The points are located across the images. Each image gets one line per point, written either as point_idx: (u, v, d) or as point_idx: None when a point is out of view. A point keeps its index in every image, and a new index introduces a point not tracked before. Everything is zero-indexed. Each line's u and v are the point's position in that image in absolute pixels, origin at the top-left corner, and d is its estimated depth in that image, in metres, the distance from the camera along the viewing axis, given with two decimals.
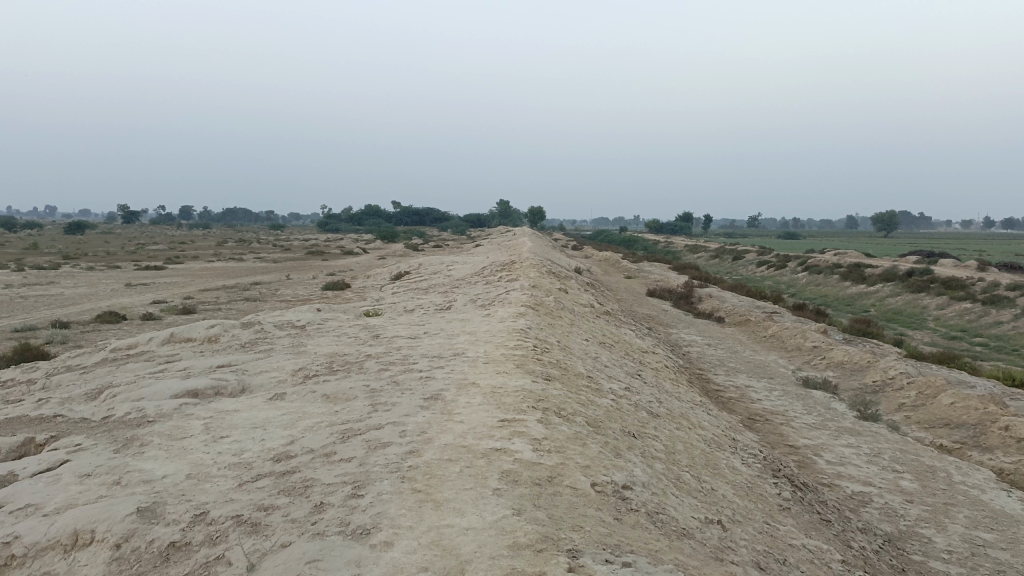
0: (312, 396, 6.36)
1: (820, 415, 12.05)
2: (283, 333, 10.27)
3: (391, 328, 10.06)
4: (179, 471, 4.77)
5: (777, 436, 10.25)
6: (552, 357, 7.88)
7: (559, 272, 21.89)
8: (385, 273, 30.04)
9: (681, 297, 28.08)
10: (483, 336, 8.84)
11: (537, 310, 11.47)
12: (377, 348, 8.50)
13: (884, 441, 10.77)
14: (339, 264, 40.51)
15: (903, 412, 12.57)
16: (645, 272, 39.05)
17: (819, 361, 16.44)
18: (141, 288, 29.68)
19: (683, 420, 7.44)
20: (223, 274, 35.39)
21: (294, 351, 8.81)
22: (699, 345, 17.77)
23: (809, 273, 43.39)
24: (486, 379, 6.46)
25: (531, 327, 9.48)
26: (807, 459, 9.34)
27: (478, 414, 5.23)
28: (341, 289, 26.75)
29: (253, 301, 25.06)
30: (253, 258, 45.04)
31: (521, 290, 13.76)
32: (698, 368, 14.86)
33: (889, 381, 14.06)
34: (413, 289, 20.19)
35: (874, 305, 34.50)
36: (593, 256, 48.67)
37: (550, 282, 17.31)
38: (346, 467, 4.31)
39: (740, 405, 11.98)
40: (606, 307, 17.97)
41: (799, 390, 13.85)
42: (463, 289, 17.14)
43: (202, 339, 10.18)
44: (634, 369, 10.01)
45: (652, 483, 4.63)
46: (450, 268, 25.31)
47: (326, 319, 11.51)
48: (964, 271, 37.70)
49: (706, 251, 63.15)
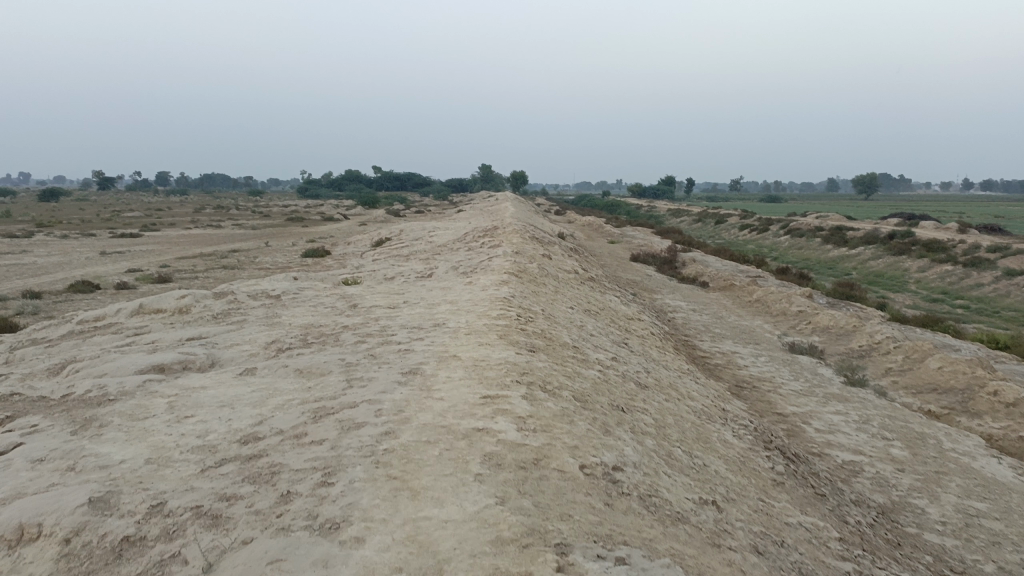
0: (284, 371, 6.03)
1: (808, 381, 11.90)
2: (257, 303, 9.89)
3: (369, 298, 9.71)
4: (137, 455, 4.44)
5: (766, 404, 10.07)
6: (537, 327, 7.58)
7: (542, 237, 21.60)
8: (365, 239, 29.52)
9: (665, 262, 27.88)
10: (465, 305, 8.51)
11: (521, 277, 11.15)
12: (354, 319, 8.16)
13: (873, 408, 10.64)
14: (320, 230, 39.94)
15: (890, 377, 12.46)
16: (629, 236, 38.82)
17: (804, 325, 16.31)
18: (116, 256, 29.03)
19: (672, 391, 7.21)
20: (200, 241, 34.72)
21: (267, 322, 8.45)
22: (684, 311, 17.60)
23: (792, 236, 43.37)
24: (468, 351, 6.15)
25: (515, 295, 9.17)
26: (797, 428, 9.16)
27: (459, 390, 4.94)
28: (321, 256, 26.27)
29: (230, 268, 24.55)
30: (231, 224, 44.29)
31: (504, 257, 13.43)
32: (683, 334, 14.66)
33: (875, 346, 13.95)
34: (394, 256, 19.79)
35: (856, 267, 34.52)
36: (576, 221, 48.37)
37: (533, 247, 16.99)
38: (317, 451, 4.01)
39: (726, 372, 11.81)
40: (591, 273, 17.71)
41: (785, 355, 13.69)
42: (445, 256, 16.78)
43: (172, 310, 9.79)
44: (620, 337, 9.76)
45: (643, 463, 4.37)
46: (432, 234, 24.88)
47: (303, 288, 11.13)
48: (945, 234, 37.79)
49: (689, 214, 62.98)
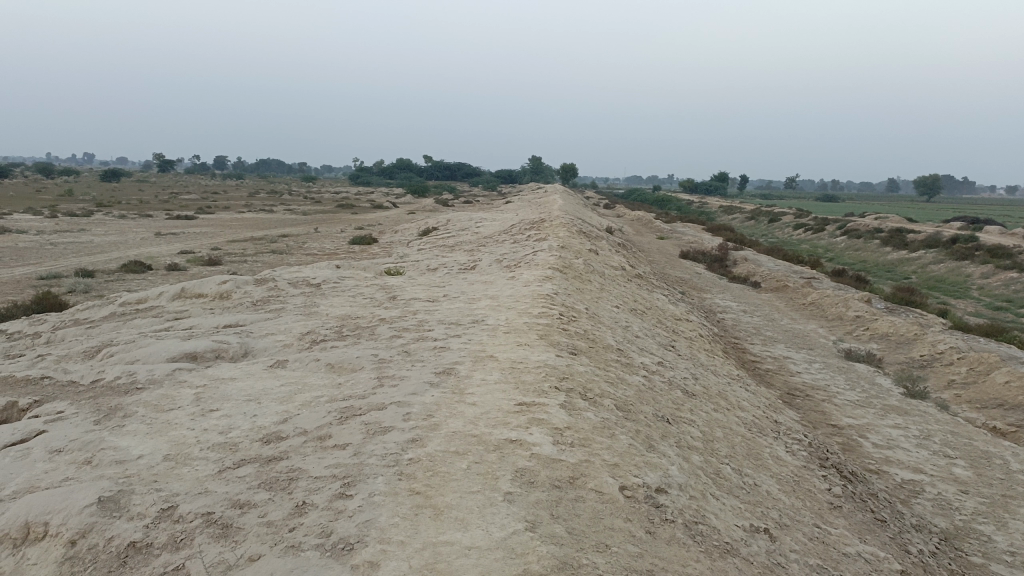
0: (315, 366, 5.82)
1: (864, 392, 11.30)
2: (297, 291, 9.76)
3: (409, 290, 9.49)
4: (155, 452, 4.26)
5: (819, 415, 9.56)
6: (580, 327, 7.24)
7: (589, 231, 21.16)
8: (412, 228, 29.47)
9: (715, 260, 27.19)
10: (505, 301, 8.21)
11: (565, 272, 10.79)
12: (392, 311, 7.94)
13: (934, 423, 10.02)
14: (368, 218, 40.09)
15: (952, 390, 11.77)
16: (678, 232, 38.06)
17: (861, 332, 15.61)
18: (169, 237, 29.54)
19: (721, 400, 6.80)
20: (251, 225, 35.14)
21: (304, 312, 8.30)
22: (734, 312, 17.03)
23: (848, 237, 42.05)
24: (506, 351, 5.86)
25: (558, 292, 8.84)
26: (852, 442, 8.65)
27: (493, 395, 4.65)
28: (367, 243, 26.28)
29: (278, 253, 24.70)
30: (282, 209, 44.77)
31: (549, 251, 13.09)
32: (733, 336, 14.13)
33: (937, 357, 13.23)
34: (439, 246, 19.62)
35: (916, 271, 33.24)
36: (625, 215, 47.70)
37: (580, 242, 16.62)
38: (338, 458, 3.75)
39: (778, 379, 11.30)
40: (638, 269, 17.27)
41: (840, 363, 13.08)
42: (490, 248, 16.51)
43: (213, 295, 9.72)
44: (667, 339, 9.36)
45: (689, 484, 4.02)
46: (479, 225, 24.66)
47: (344, 277, 10.97)
48: (1012, 239, 36.14)
49: (741, 212, 61.64)
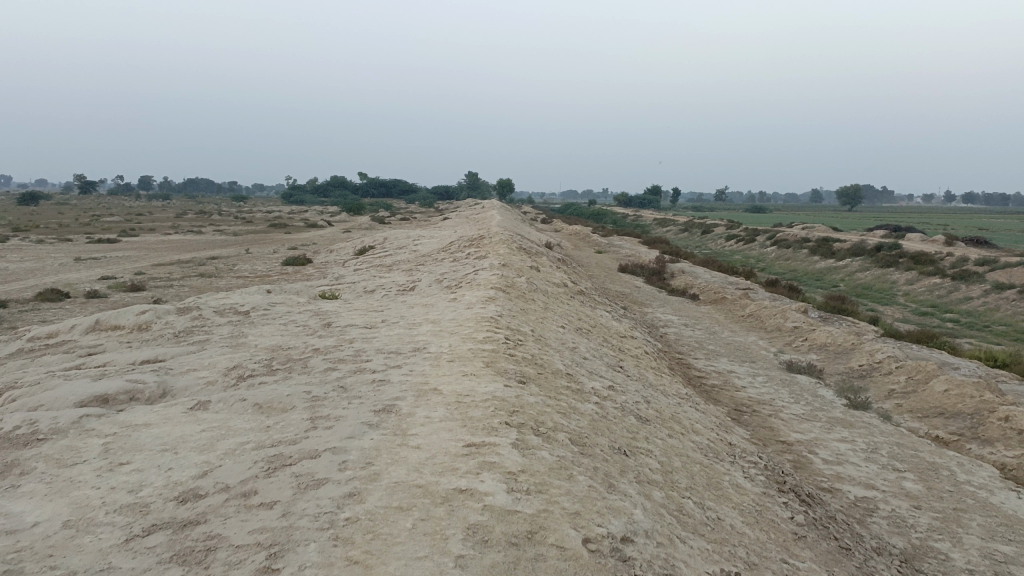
0: (242, 406, 5.32)
1: (809, 404, 11.29)
2: (223, 321, 9.17)
3: (345, 315, 9.00)
4: (53, 517, 3.72)
5: (768, 432, 9.44)
6: (527, 352, 6.90)
7: (529, 247, 20.94)
8: (348, 247, 28.77)
9: (653, 273, 27.33)
10: (448, 326, 7.81)
11: (508, 292, 10.46)
12: (327, 341, 7.46)
13: (880, 435, 10.03)
14: (302, 237, 39.16)
15: (893, 400, 11.88)
16: (616, 246, 38.28)
17: (800, 342, 15.73)
18: (90, 262, 28.11)
19: (675, 424, 6.55)
20: (178, 248, 33.76)
21: (230, 344, 7.74)
22: (676, 326, 16.99)
23: (779, 247, 43.07)
24: (450, 383, 5.46)
25: (502, 314, 8.49)
26: (803, 459, 8.54)
27: (439, 435, 4.26)
28: (301, 264, 25.49)
29: (207, 277, 23.70)
30: (212, 230, 43.33)
31: (491, 270, 12.75)
32: (677, 351, 14.02)
33: (876, 366, 13.38)
34: (376, 266, 19.08)
35: (844, 279, 34.18)
36: (563, 230, 47.85)
37: (520, 259, 16.34)
38: (264, 520, 3.30)
39: (724, 394, 11.19)
40: (579, 285, 17.10)
41: (783, 375, 13.09)
42: (429, 268, 16.09)
43: (131, 327, 9.05)
44: (615, 359, 9.11)
45: (654, 529, 3.71)
46: (417, 242, 24.18)
47: (275, 303, 10.40)
48: (932, 246, 37.57)
49: (675, 224, 62.65)
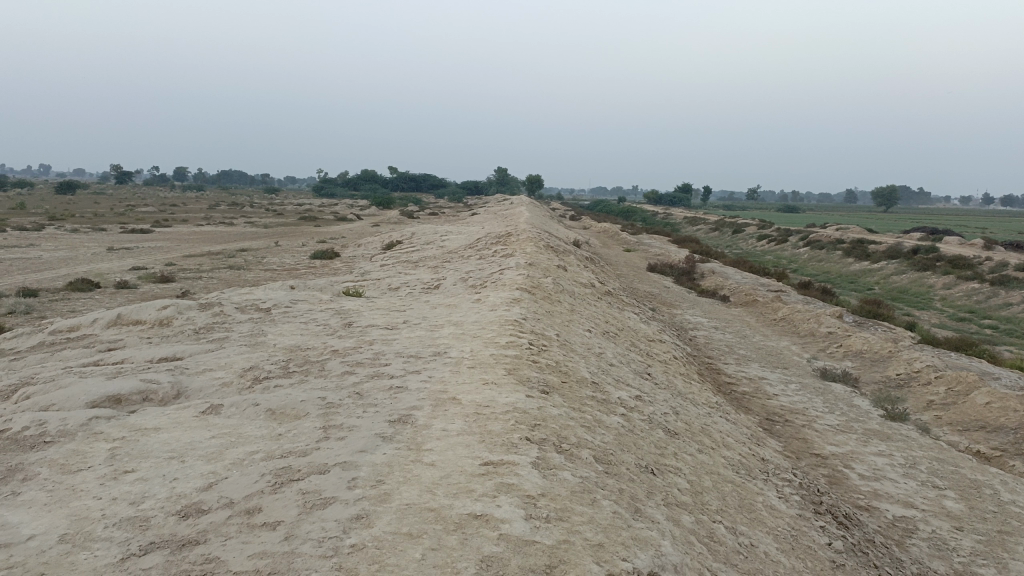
0: (254, 412, 5.14)
1: (843, 415, 10.88)
2: (244, 318, 9.04)
3: (367, 315, 8.81)
4: (51, 529, 3.54)
5: (802, 443, 9.08)
6: (551, 358, 6.64)
7: (556, 246, 20.68)
8: (375, 242, 28.71)
9: (683, 273, 26.87)
10: (471, 329, 7.58)
11: (534, 293, 10.20)
12: (346, 342, 7.27)
13: (918, 449, 9.62)
14: (331, 230, 39.28)
15: (932, 411, 11.42)
16: (645, 244, 37.82)
17: (834, 349, 15.26)
18: (122, 252, 28.39)
19: (704, 437, 6.24)
20: (209, 239, 33.99)
21: (249, 342, 7.60)
22: (706, 328, 16.61)
23: (811, 248, 42.28)
24: (469, 392, 5.23)
25: (526, 316, 8.22)
26: (838, 474, 8.18)
27: (456, 450, 4.04)
28: (328, 258, 25.46)
29: (235, 269, 23.76)
30: (242, 222, 43.63)
31: (516, 269, 12.49)
32: (706, 356, 13.66)
33: (914, 376, 12.90)
34: (402, 262, 18.92)
35: (878, 282, 33.40)
36: (591, 227, 47.48)
37: (547, 258, 16.09)
38: (266, 545, 3.09)
39: (755, 402, 10.83)
40: (607, 285, 16.80)
41: (817, 383, 12.66)
42: (454, 265, 15.89)
43: (152, 322, 8.96)
44: (642, 366, 8.83)
45: (684, 561, 3.45)
46: (444, 238, 24.00)
47: (298, 300, 10.26)
48: (970, 250, 36.58)
49: (705, 223, 61.82)
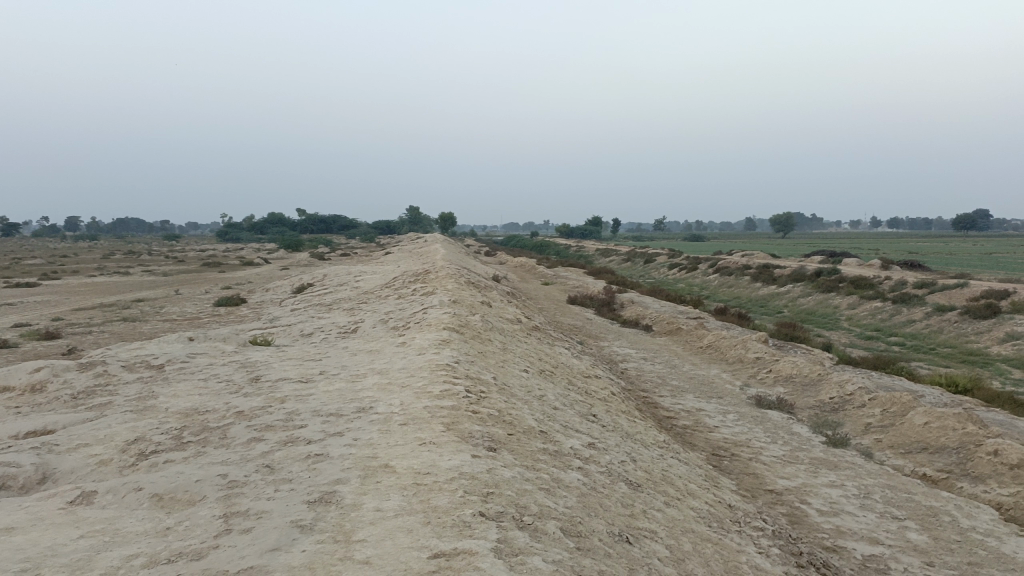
0: (136, 499, 4.14)
1: (787, 444, 10.49)
2: (133, 377, 7.89)
3: (277, 367, 7.81)
4: None
5: (754, 480, 8.57)
6: (492, 407, 5.89)
7: (477, 282, 20.03)
8: (285, 285, 27.30)
9: (604, 304, 26.63)
10: (397, 377, 6.73)
11: (462, 333, 9.42)
12: (254, 401, 6.29)
13: (868, 476, 9.30)
14: (237, 276, 37.42)
15: (871, 435, 11.20)
16: (561, 277, 37.62)
17: (764, 374, 15.03)
18: (3, 308, 25.97)
19: (668, 487, 5.58)
20: (103, 290, 31.69)
21: (137, 407, 6.51)
22: (635, 360, 16.17)
23: (720, 274, 43.17)
24: (404, 456, 4.41)
25: (458, 360, 7.42)
26: (797, 512, 7.67)
27: (397, 540, 3.20)
28: (235, 305, 23.93)
29: (131, 321, 21.93)
30: (141, 271, 41.02)
31: (440, 308, 11.69)
32: (641, 389, 13.14)
33: (848, 399, 12.73)
34: (314, 306, 17.80)
35: (787, 305, 34.17)
36: (507, 262, 47.14)
37: (470, 294, 15.35)
38: None
39: (698, 437, 10.34)
40: (533, 320, 16.19)
41: (754, 411, 12.32)
42: (372, 306, 14.95)
43: (22, 388, 7.69)
44: (585, 406, 8.16)
45: None
46: (358, 279, 22.93)
47: (197, 353, 9.14)
48: (868, 270, 38.08)
49: (618, 254, 62.49)
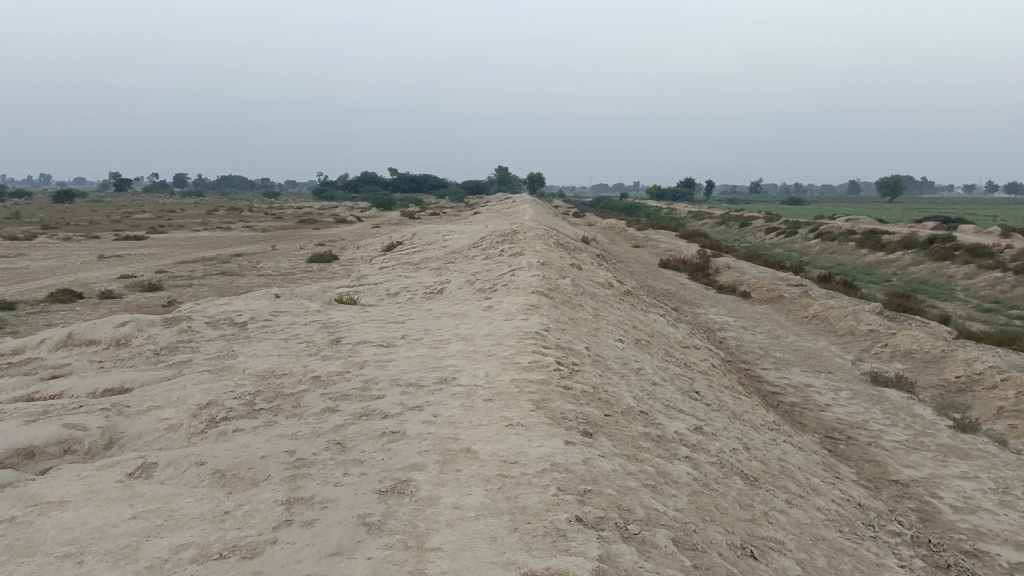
0: (196, 476, 3.78)
1: (909, 428, 9.49)
2: (215, 335, 7.69)
3: (359, 329, 7.43)
4: None
5: (874, 468, 7.70)
6: (586, 383, 5.29)
7: (566, 243, 19.33)
8: (374, 244, 27.31)
9: (698, 269, 25.49)
10: (484, 345, 6.21)
11: (552, 297, 8.82)
12: (331, 366, 5.90)
13: (1006, 468, 8.23)
14: (330, 233, 37.94)
15: (1005, 420, 10.01)
16: (653, 239, 36.39)
17: (879, 348, 13.84)
18: (113, 260, 27.03)
19: (789, 482, 4.87)
20: (203, 245, 32.65)
21: (214, 367, 6.24)
22: (734, 329, 15.23)
23: (822, 239, 40.91)
24: (489, 440, 3.88)
25: (549, 327, 6.83)
26: (929, 508, 6.79)
27: (478, 552, 2.66)
28: (327, 262, 24.10)
29: (228, 275, 22.32)
30: (240, 227, 42.12)
31: (529, 270, 11.09)
32: (742, 361, 12.27)
33: (977, 379, 11.49)
34: (402, 265, 17.52)
35: (896, 273, 31.96)
36: (597, 224, 46.10)
37: (559, 256, 14.72)
38: None
39: (807, 416, 9.47)
40: (625, 285, 15.43)
41: (869, 389, 11.29)
42: (459, 266, 14.52)
43: (107, 343, 7.63)
44: (686, 380, 7.46)
45: None
46: (447, 238, 22.59)
47: (280, 311, 8.89)
48: (987, 238, 35.14)
49: (710, 218, 60.31)
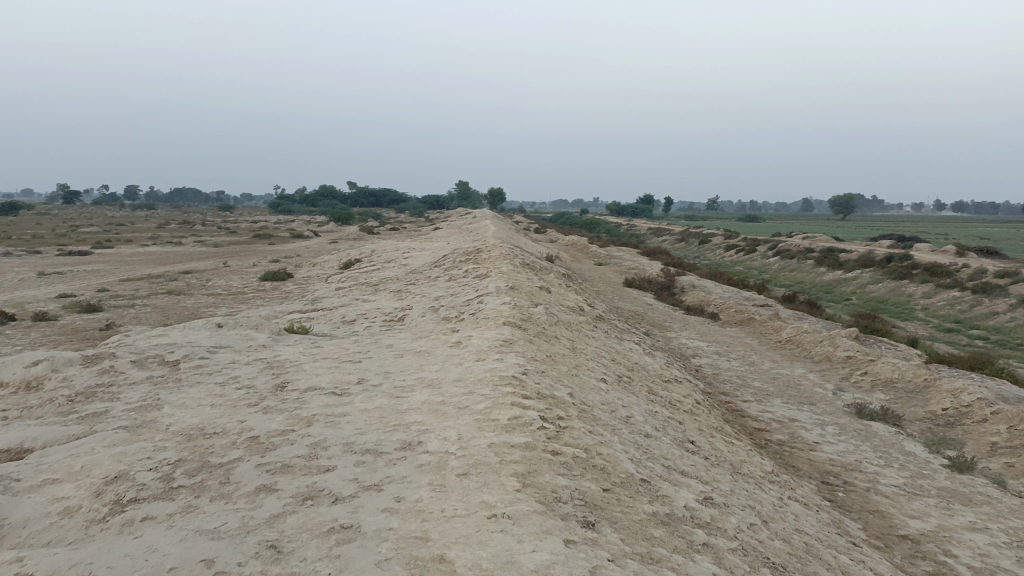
0: None
1: (905, 469, 8.87)
2: (142, 377, 6.68)
3: (309, 371, 6.51)
4: None
5: (880, 522, 7.02)
6: (577, 445, 4.48)
7: (531, 262, 18.57)
8: (331, 261, 26.22)
9: (664, 289, 24.98)
10: (454, 395, 5.35)
11: (525, 330, 7.99)
12: (274, 421, 4.98)
13: (1013, 516, 7.63)
14: (285, 248, 36.68)
15: (1000, 458, 9.47)
16: (617, 257, 35.89)
17: (858, 377, 13.31)
18: (53, 277, 25.47)
19: (819, 567, 4.11)
20: (151, 261, 31.10)
21: (134, 422, 5.27)
22: (708, 355, 14.60)
23: (781, 257, 40.91)
24: (468, 541, 3.02)
25: (527, 369, 6.02)
26: (946, 571, 6.11)
27: None
28: (281, 280, 22.94)
29: (173, 295, 21.02)
30: (192, 242, 40.42)
31: (498, 296, 10.27)
32: (721, 393, 11.60)
33: (964, 412, 10.98)
34: (359, 286, 16.57)
35: (856, 292, 31.94)
36: (558, 241, 45.56)
37: (526, 278, 13.92)
38: None
39: (798, 457, 8.80)
40: (595, 308, 14.72)
41: (855, 423, 10.69)
42: (420, 289, 13.65)
43: (15, 387, 6.58)
44: (677, 426, 6.69)
45: None
46: (407, 256, 21.67)
47: (222, 346, 7.91)
48: (941, 256, 35.42)
49: (670, 235, 60.26)
